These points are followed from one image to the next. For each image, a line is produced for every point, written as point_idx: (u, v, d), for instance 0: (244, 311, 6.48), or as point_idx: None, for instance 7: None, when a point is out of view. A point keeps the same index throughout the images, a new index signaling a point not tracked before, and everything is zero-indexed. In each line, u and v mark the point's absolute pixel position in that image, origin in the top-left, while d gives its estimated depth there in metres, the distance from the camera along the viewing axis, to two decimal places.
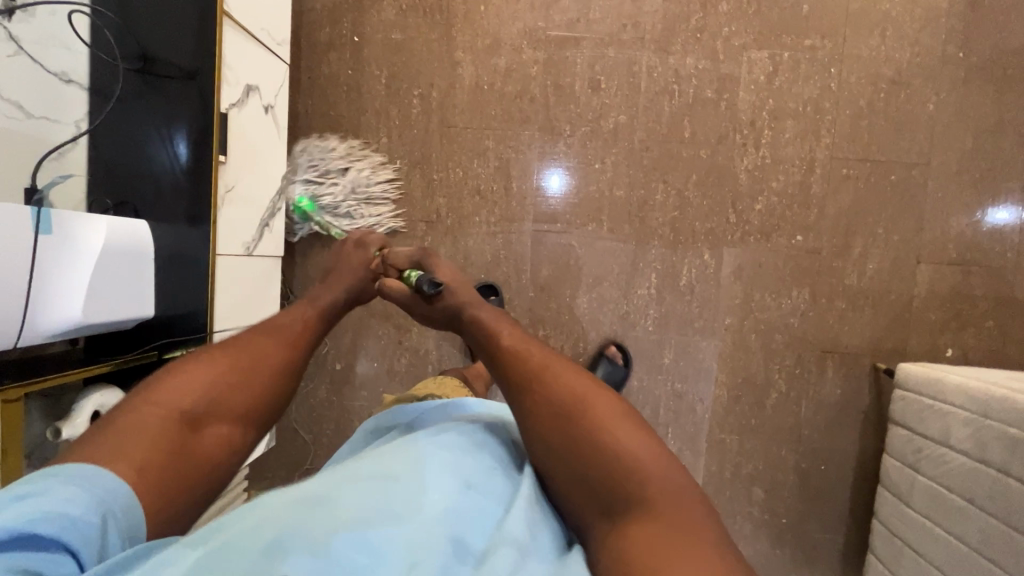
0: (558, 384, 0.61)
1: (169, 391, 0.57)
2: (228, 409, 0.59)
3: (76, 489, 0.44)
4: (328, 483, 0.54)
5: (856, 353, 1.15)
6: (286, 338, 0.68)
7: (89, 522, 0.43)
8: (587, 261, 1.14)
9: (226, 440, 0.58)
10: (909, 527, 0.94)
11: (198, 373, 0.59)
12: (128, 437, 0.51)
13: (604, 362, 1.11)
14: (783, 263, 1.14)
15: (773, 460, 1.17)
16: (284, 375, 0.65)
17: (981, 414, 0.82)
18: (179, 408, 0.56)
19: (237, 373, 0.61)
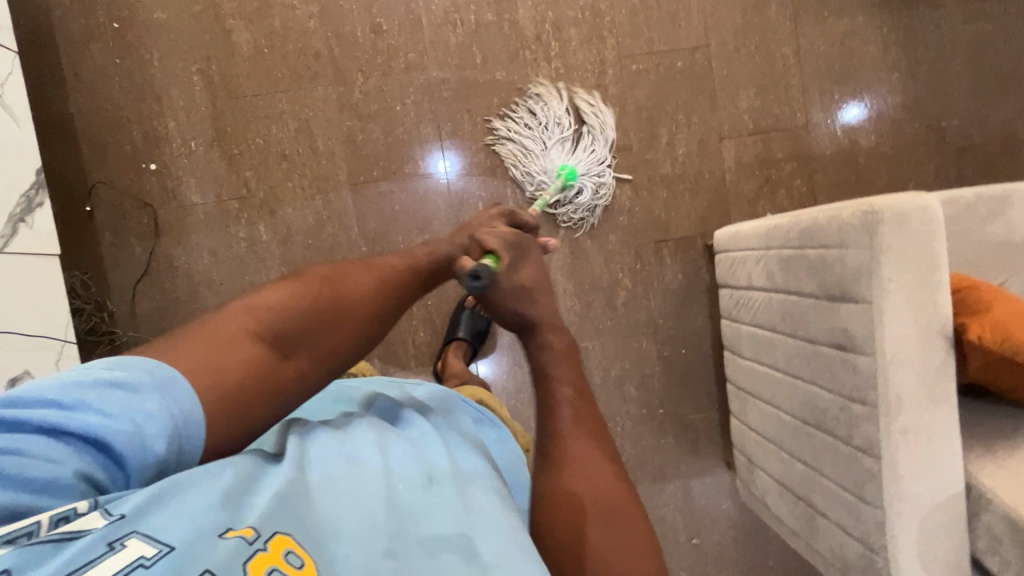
0: (591, 477, 0.59)
1: (261, 302, 0.57)
2: (324, 335, 0.59)
3: (162, 399, 0.46)
4: (314, 453, 0.53)
5: (688, 237, 1.20)
6: (377, 275, 0.67)
7: (155, 442, 0.44)
8: (413, 204, 1.14)
9: (303, 373, 0.57)
10: (745, 375, 0.98)
11: (289, 293, 0.59)
12: (195, 336, 0.52)
13: (464, 313, 1.13)
14: (601, 166, 1.17)
15: (637, 355, 1.21)
16: (360, 315, 0.63)
17: (765, 247, 0.87)
18: (269, 330, 0.55)
19: (333, 299, 0.61)
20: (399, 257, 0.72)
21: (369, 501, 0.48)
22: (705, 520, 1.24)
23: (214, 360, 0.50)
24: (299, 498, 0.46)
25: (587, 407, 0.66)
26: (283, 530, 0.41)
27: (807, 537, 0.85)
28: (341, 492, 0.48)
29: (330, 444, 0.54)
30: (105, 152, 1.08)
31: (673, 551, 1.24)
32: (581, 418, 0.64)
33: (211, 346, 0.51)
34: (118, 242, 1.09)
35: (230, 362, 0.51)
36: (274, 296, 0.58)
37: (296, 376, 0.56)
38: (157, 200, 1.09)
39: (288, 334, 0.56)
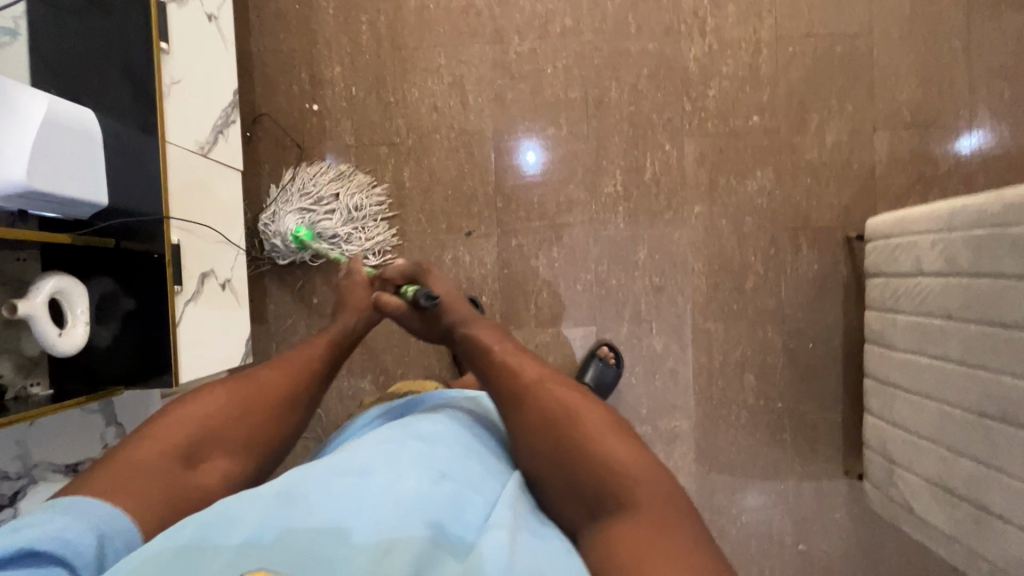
0: (568, 397, 0.63)
1: (185, 412, 0.61)
2: (237, 433, 0.63)
3: (73, 512, 0.47)
4: (313, 471, 0.57)
5: (828, 227, 1.15)
6: (289, 365, 0.72)
7: (78, 538, 0.45)
8: (551, 166, 1.15)
9: (225, 473, 0.60)
10: (899, 369, 0.93)
11: (213, 397, 0.63)
12: (122, 460, 0.55)
13: (594, 361, 1.11)
14: (744, 146, 1.15)
15: (761, 344, 1.16)
16: (260, 413, 0.65)
17: (946, 230, 0.83)
18: (183, 438, 0.59)
19: (253, 394, 0.66)
20: (318, 343, 0.78)
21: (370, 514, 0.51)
22: (815, 527, 1.18)
23: (143, 475, 0.54)
24: (279, 522, 0.49)
25: (516, 344, 0.73)
26: (258, 564, 0.45)
27: (971, 541, 0.78)
28: (335, 498, 0.52)
29: (317, 464, 0.58)
30: (273, 88, 1.15)
31: (776, 553, 1.18)
32: (522, 351, 0.71)
33: (132, 467, 0.54)
34: (275, 175, 1.16)
35: (144, 469, 0.54)
36: (206, 405, 0.62)
37: (213, 476, 0.58)
38: (313, 139, 1.15)
39: (202, 443, 0.60)
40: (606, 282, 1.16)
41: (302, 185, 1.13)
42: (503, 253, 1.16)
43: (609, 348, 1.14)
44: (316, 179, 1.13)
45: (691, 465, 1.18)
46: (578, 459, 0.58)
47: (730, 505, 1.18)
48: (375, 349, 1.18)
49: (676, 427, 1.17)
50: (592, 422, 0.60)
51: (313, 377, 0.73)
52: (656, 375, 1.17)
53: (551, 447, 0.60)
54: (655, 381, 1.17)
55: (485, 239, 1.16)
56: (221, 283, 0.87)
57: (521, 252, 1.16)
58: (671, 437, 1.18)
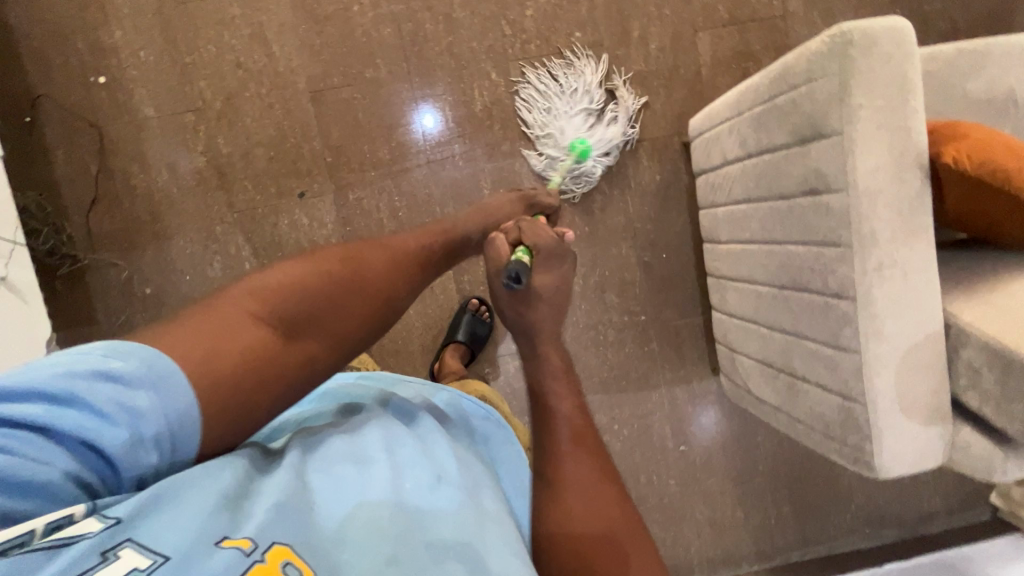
0: (589, 496, 0.56)
1: (270, 282, 0.57)
2: (331, 318, 0.59)
3: (152, 400, 0.45)
4: (324, 454, 0.54)
5: (664, 136, 1.16)
6: (391, 254, 0.70)
7: (145, 439, 0.45)
8: (377, 112, 1.10)
9: (310, 357, 0.57)
10: (725, 261, 0.95)
11: (300, 270, 0.59)
12: (200, 316, 0.52)
13: (465, 317, 1.14)
14: (571, 64, 1.13)
15: (616, 262, 1.18)
16: (367, 296, 0.63)
17: (736, 115, 0.84)
18: (275, 311, 0.55)
19: (357, 279, 0.63)
20: (416, 236, 0.76)
21: (376, 511, 0.48)
22: (692, 427, 1.23)
23: (207, 334, 0.50)
24: (300, 504, 0.47)
25: (587, 424, 0.62)
26: (286, 538, 0.43)
27: (789, 409, 0.83)
28: (343, 497, 0.49)
29: (333, 449, 0.54)
30: (48, 64, 1.02)
31: (661, 458, 1.23)
32: (579, 439, 0.60)
33: (218, 335, 0.51)
34: (72, 161, 1.05)
35: (239, 338, 0.52)
36: (294, 272, 0.59)
37: (301, 360, 0.56)
38: (108, 115, 1.05)
39: (299, 317, 0.56)
40: None
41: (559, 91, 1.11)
42: (343, 210, 1.11)
43: (479, 302, 1.15)
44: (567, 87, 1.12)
45: None
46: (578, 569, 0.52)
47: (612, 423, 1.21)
48: None
49: None
50: (622, 544, 0.53)
51: (406, 272, 0.69)
52: None
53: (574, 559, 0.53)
54: None
55: (320, 198, 1.10)
56: None
57: (361, 206, 1.11)
58: None
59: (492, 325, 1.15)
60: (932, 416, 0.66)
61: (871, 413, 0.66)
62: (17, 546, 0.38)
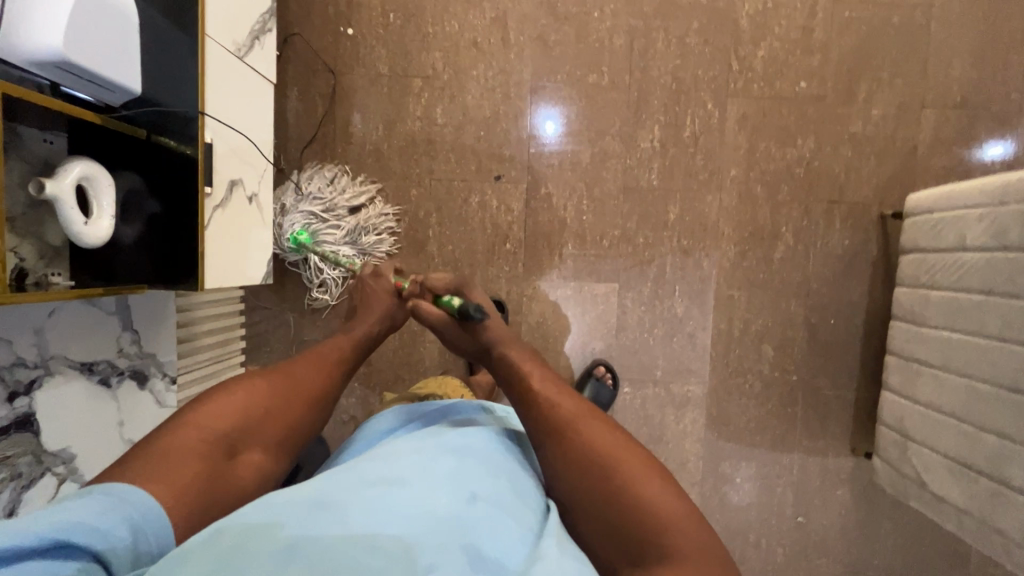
0: (605, 446, 0.61)
1: (217, 413, 0.62)
2: (271, 425, 0.66)
3: (108, 499, 0.49)
4: (333, 488, 0.58)
5: (864, 204, 1.13)
6: (314, 356, 0.75)
7: (125, 524, 0.48)
8: (589, 116, 1.12)
9: (262, 468, 0.63)
10: (929, 347, 0.91)
11: (246, 392, 0.66)
12: (176, 427, 0.59)
13: (591, 381, 1.12)
14: (788, 112, 1.12)
15: (782, 316, 1.15)
16: (303, 405, 0.69)
17: (995, 205, 0.81)
18: (220, 433, 0.61)
19: (283, 391, 0.68)
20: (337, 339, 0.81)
21: (407, 524, 0.54)
22: (816, 502, 1.18)
23: (173, 467, 0.55)
24: (327, 524, 0.52)
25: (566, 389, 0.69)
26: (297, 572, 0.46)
27: (987, 515, 0.79)
28: (375, 512, 0.55)
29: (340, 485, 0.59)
30: (307, 7, 1.10)
31: (774, 524, 1.19)
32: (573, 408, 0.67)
33: (176, 465, 0.56)
34: (303, 100, 1.11)
35: (192, 463, 0.57)
36: (246, 394, 0.65)
37: (252, 470, 0.62)
38: (345, 66, 1.11)
39: (241, 436, 0.62)
40: (632, 240, 1.14)
41: (317, 190, 1.09)
42: (532, 201, 1.13)
43: (606, 369, 1.14)
44: (338, 186, 1.10)
45: (701, 430, 1.17)
46: (608, 494, 0.58)
47: (735, 475, 1.18)
48: None
49: (689, 392, 1.17)
50: (626, 468, 0.59)
51: (338, 365, 0.77)
52: (674, 338, 1.16)
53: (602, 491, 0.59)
54: (672, 345, 1.16)
55: (513, 185, 1.13)
56: (249, 195, 0.84)
57: (549, 201, 1.13)
58: (683, 401, 1.17)
59: (617, 389, 1.13)
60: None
61: None
62: None
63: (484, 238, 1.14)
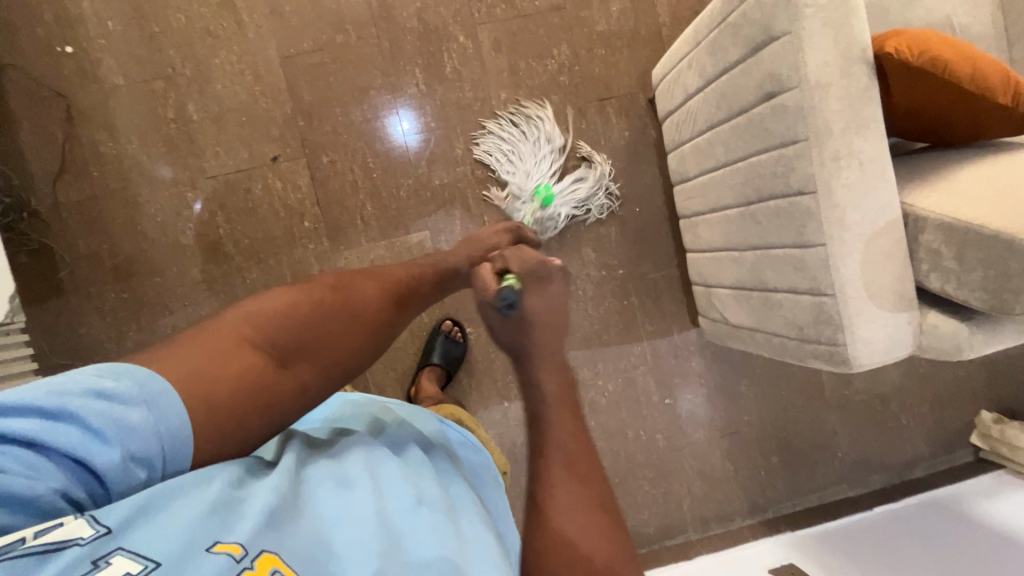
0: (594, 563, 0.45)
1: (269, 310, 0.56)
2: (332, 343, 0.59)
3: (150, 414, 0.45)
4: (317, 473, 0.50)
5: (631, 94, 1.20)
6: (383, 283, 0.70)
7: (143, 454, 0.44)
8: (349, 75, 1.11)
9: (307, 383, 0.56)
10: (695, 197, 0.97)
11: (298, 296, 0.59)
12: (196, 341, 0.51)
13: (439, 339, 1.15)
14: (536, 26, 1.16)
15: (591, 217, 1.19)
16: (369, 320, 0.63)
17: (693, 47, 0.87)
18: (267, 338, 0.55)
19: (343, 303, 0.62)
20: (400, 268, 0.76)
21: (366, 530, 0.45)
22: (677, 380, 1.23)
23: (197, 359, 0.49)
24: (292, 512, 0.45)
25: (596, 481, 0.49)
26: (268, 548, 0.40)
27: (763, 324, 0.85)
28: (335, 516, 0.46)
29: (327, 470, 0.50)
30: (13, 34, 1.02)
31: (646, 413, 1.23)
32: (589, 490, 0.48)
33: (207, 358, 0.50)
34: (38, 131, 1.04)
35: (229, 364, 0.51)
36: (274, 303, 0.57)
37: (295, 389, 0.55)
38: (74, 85, 1.05)
39: (291, 345, 0.56)
40: (429, 184, 1.14)
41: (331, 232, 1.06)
42: (317, 172, 1.11)
43: (452, 324, 1.17)
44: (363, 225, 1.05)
45: None
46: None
47: (595, 378, 1.21)
48: (200, 299, 1.09)
49: None
50: None
51: (407, 291, 0.72)
52: None
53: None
54: None
55: (293, 162, 1.11)
56: None
57: (335, 168, 1.12)
58: None
59: (466, 341, 1.16)
60: (897, 341, 0.69)
61: (838, 302, 0.69)
62: (16, 544, 0.36)
63: (281, 223, 1.10)
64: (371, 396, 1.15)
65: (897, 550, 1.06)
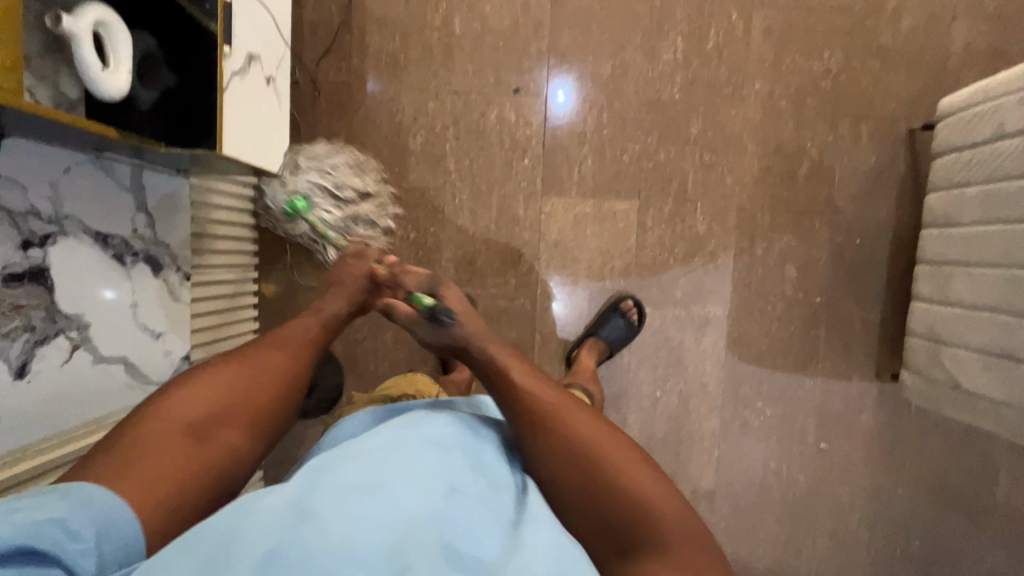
0: (656, 492, 0.59)
1: (169, 415, 0.58)
2: (242, 410, 0.62)
3: (63, 500, 0.47)
4: (322, 478, 0.54)
5: (893, 118, 1.10)
6: (286, 348, 0.69)
7: (83, 543, 0.46)
8: (611, 25, 1.09)
9: (236, 450, 0.60)
10: (963, 245, 0.89)
11: (214, 378, 0.63)
12: (140, 438, 0.55)
13: (614, 316, 1.11)
14: (816, 21, 1.09)
15: (806, 235, 1.12)
16: (283, 382, 0.66)
17: None
18: (184, 421, 0.58)
19: (245, 372, 0.64)
20: (307, 317, 0.74)
21: (382, 528, 0.49)
22: (839, 428, 1.16)
23: (146, 456, 0.54)
24: (296, 533, 0.47)
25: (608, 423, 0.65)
26: None
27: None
28: (343, 517, 0.49)
29: (327, 475, 0.54)
30: None
31: (795, 450, 1.16)
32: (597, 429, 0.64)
33: (134, 452, 0.54)
34: (318, 8, 1.10)
35: (169, 456, 0.55)
36: (200, 395, 0.60)
37: (223, 459, 0.58)
38: None
39: (210, 422, 0.59)
40: (653, 155, 1.12)
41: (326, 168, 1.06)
42: (551, 114, 1.11)
43: (633, 304, 1.12)
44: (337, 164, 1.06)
45: (721, 351, 1.15)
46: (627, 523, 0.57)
47: (756, 398, 1.16)
48: (408, 204, 1.13)
49: (710, 314, 1.14)
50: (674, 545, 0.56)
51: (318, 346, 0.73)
52: (695, 257, 1.13)
53: (627, 511, 0.58)
54: (693, 265, 1.13)
55: (532, 98, 1.11)
56: (266, 76, 0.82)
57: (569, 114, 1.11)
58: (703, 323, 1.15)
59: (637, 328, 1.12)
60: None
61: None
62: None
63: (503, 154, 1.12)
64: (533, 344, 1.16)
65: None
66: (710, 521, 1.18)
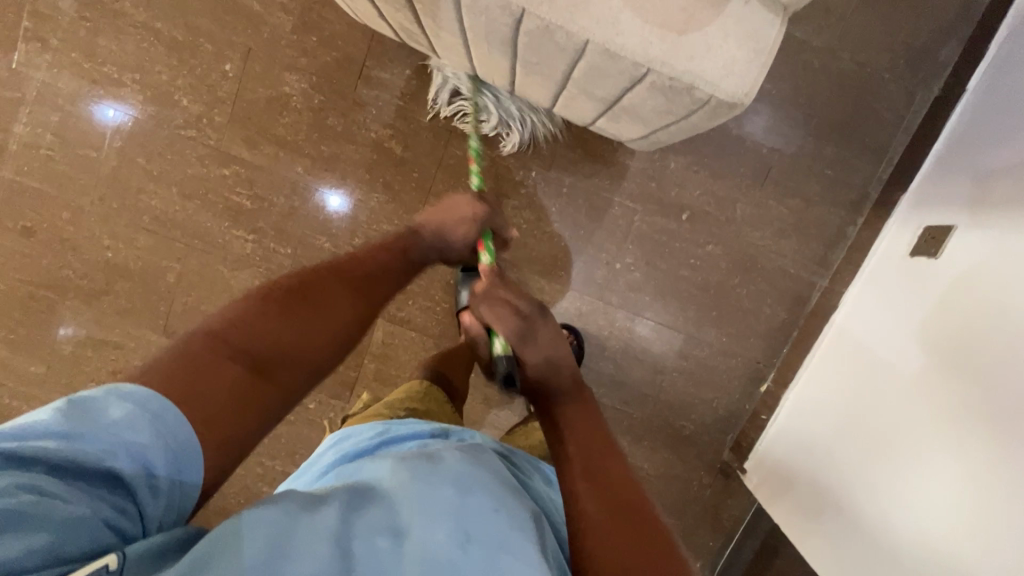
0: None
1: (228, 328, 0.55)
2: (297, 347, 0.59)
3: (154, 434, 0.44)
4: (366, 520, 0.46)
5: (376, 46, 1.06)
6: (350, 272, 0.71)
7: (160, 469, 0.44)
8: (207, 290, 1.10)
9: (284, 392, 0.56)
10: (495, 78, 0.80)
11: (256, 306, 0.59)
12: (167, 359, 0.50)
13: None
14: (258, 96, 1.07)
15: (466, 162, 1.08)
16: (335, 314, 0.65)
17: None
18: (235, 343, 0.55)
19: (312, 302, 0.63)
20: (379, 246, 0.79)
21: None
22: (675, 192, 1.10)
23: (183, 372, 0.49)
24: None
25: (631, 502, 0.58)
26: None
27: (651, 124, 0.68)
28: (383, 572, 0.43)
29: (379, 514, 0.46)
30: None
31: (680, 242, 1.11)
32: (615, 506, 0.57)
33: (195, 379, 0.49)
34: None
35: (212, 379, 0.51)
36: (237, 310, 0.58)
37: (277, 397, 0.55)
38: None
39: (260, 353, 0.56)
40: None
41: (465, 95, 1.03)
42: None
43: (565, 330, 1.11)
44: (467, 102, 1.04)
45: (554, 284, 1.12)
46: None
47: (612, 264, 1.11)
48: None
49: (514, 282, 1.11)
50: None
51: (376, 280, 0.73)
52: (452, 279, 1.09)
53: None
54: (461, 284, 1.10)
55: None
56: None
57: None
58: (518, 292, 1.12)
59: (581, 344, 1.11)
60: (752, 50, 0.52)
61: (666, 70, 0.52)
62: None
63: (302, 424, 1.11)
64: None
65: (1010, 134, 0.84)
66: (723, 348, 1.13)
